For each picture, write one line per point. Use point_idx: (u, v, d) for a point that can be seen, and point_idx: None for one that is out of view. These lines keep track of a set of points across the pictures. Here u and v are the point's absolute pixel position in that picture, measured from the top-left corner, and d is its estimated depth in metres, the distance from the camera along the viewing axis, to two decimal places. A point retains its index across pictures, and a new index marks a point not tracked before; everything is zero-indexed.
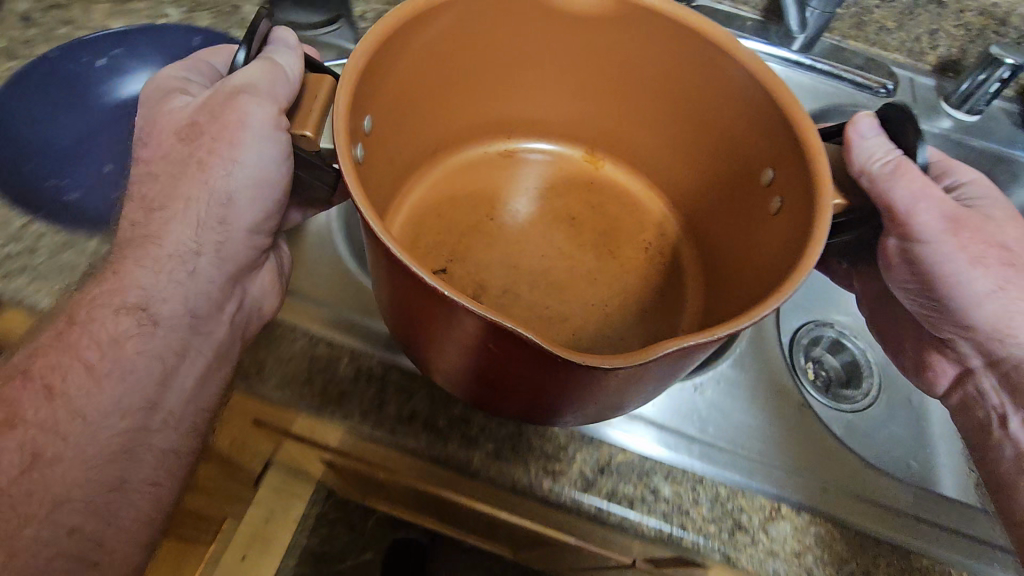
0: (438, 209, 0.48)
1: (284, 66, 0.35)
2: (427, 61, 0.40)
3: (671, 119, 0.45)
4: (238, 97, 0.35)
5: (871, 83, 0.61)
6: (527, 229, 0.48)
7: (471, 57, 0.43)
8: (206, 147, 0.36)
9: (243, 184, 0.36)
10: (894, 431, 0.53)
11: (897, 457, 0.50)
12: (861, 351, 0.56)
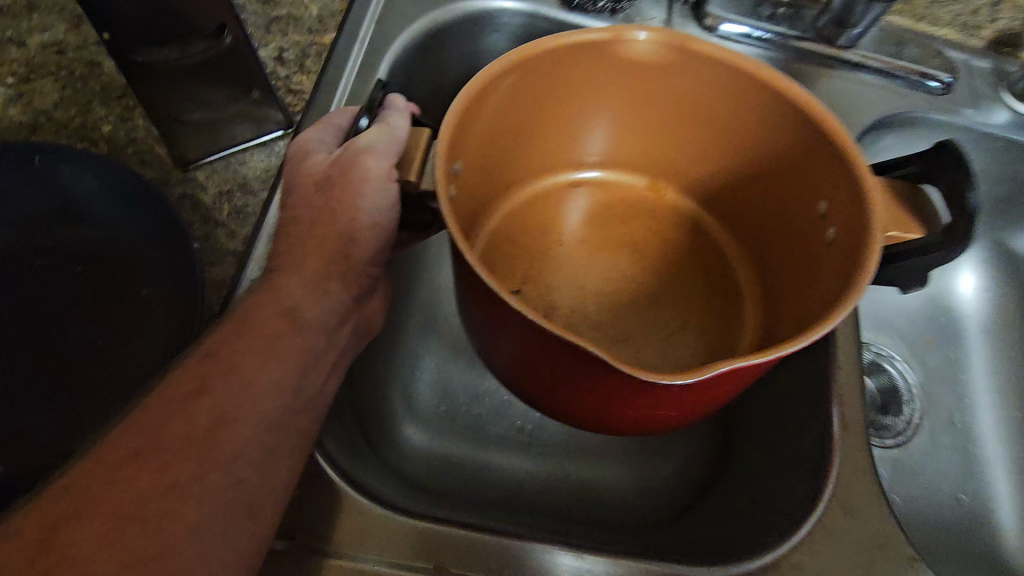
0: (508, 243, 0.49)
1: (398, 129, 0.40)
2: (499, 113, 0.41)
3: (740, 153, 0.45)
4: (355, 149, 0.40)
5: (930, 75, 0.55)
6: (597, 264, 0.49)
7: (538, 101, 0.43)
8: (337, 199, 0.40)
9: (370, 218, 0.40)
10: (943, 458, 0.58)
11: (948, 481, 0.57)
12: (902, 373, 0.61)
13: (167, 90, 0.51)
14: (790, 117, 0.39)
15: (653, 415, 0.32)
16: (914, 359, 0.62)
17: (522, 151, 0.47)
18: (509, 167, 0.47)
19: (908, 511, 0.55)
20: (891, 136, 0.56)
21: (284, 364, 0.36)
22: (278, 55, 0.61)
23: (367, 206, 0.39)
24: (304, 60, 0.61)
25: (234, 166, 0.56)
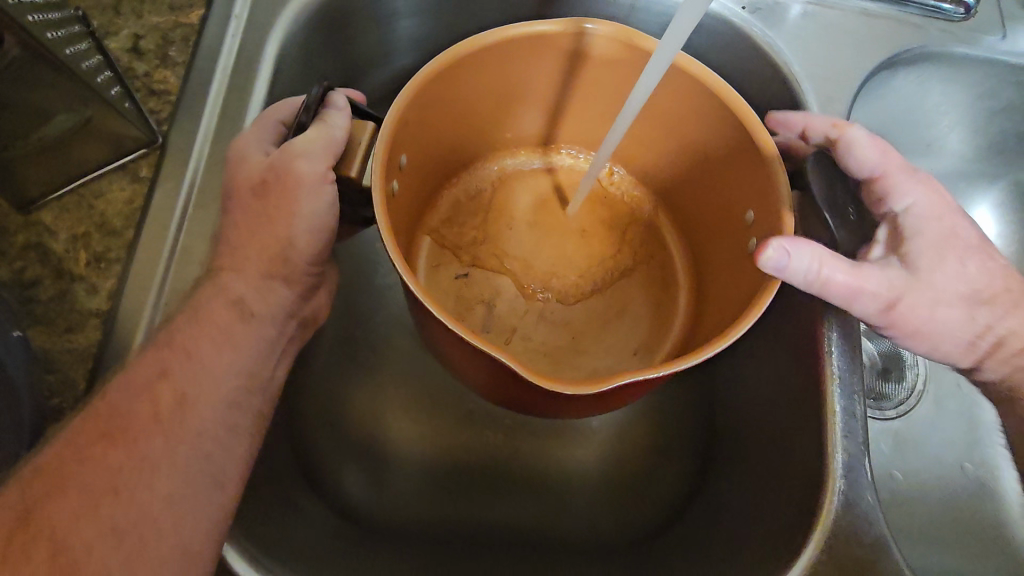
0: (455, 232, 0.51)
1: (338, 128, 0.38)
2: (434, 108, 0.43)
3: (670, 131, 0.47)
4: (284, 154, 0.38)
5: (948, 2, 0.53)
6: (543, 244, 0.51)
7: (470, 92, 0.45)
8: (275, 205, 0.38)
9: (305, 227, 0.39)
10: (945, 423, 0.63)
11: (954, 452, 0.62)
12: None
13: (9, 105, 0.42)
14: (704, 99, 0.43)
15: (605, 405, 0.36)
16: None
17: (461, 140, 0.49)
18: (449, 155, 0.49)
19: (909, 485, 0.59)
20: (904, 73, 0.55)
21: (237, 351, 0.37)
22: (132, 45, 0.54)
23: (298, 218, 0.39)
24: (167, 47, 0.55)
25: (89, 201, 0.49)
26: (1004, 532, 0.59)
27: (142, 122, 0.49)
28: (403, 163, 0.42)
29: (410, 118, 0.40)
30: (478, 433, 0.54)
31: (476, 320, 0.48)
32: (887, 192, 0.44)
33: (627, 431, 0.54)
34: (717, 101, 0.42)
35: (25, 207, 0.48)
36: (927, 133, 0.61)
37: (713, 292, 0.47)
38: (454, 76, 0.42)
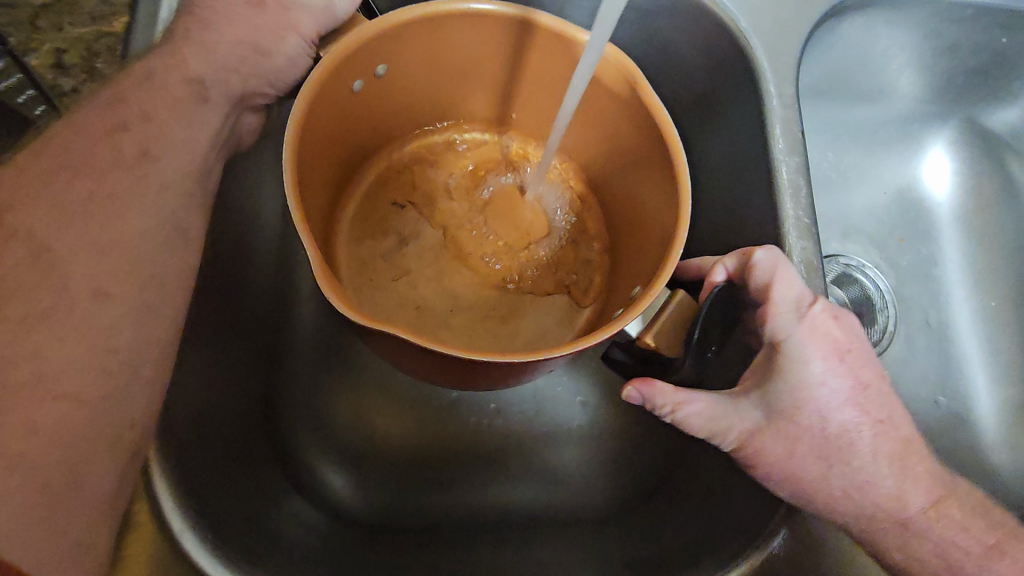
0: (406, 178, 0.57)
1: (349, 1, 0.46)
2: (416, 52, 0.48)
3: (600, 122, 0.51)
4: None
5: None
6: (467, 225, 0.55)
7: (460, 50, 0.50)
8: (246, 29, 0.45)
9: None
10: (917, 362, 0.65)
11: (928, 387, 0.64)
12: (874, 280, 0.66)
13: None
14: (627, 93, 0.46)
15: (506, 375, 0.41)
16: (886, 262, 0.67)
17: (454, 94, 0.54)
18: (429, 104, 0.54)
19: None
20: (850, 19, 0.57)
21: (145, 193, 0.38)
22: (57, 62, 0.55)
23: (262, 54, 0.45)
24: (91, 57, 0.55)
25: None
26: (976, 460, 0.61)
27: (43, 105, 0.55)
28: (379, 72, 0.47)
29: (338, 80, 0.44)
30: (456, 419, 0.55)
31: (383, 246, 0.53)
32: (807, 353, 0.39)
33: (605, 424, 0.56)
34: (641, 105, 0.46)
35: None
36: (880, 78, 0.65)
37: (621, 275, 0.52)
38: (432, 32, 0.47)
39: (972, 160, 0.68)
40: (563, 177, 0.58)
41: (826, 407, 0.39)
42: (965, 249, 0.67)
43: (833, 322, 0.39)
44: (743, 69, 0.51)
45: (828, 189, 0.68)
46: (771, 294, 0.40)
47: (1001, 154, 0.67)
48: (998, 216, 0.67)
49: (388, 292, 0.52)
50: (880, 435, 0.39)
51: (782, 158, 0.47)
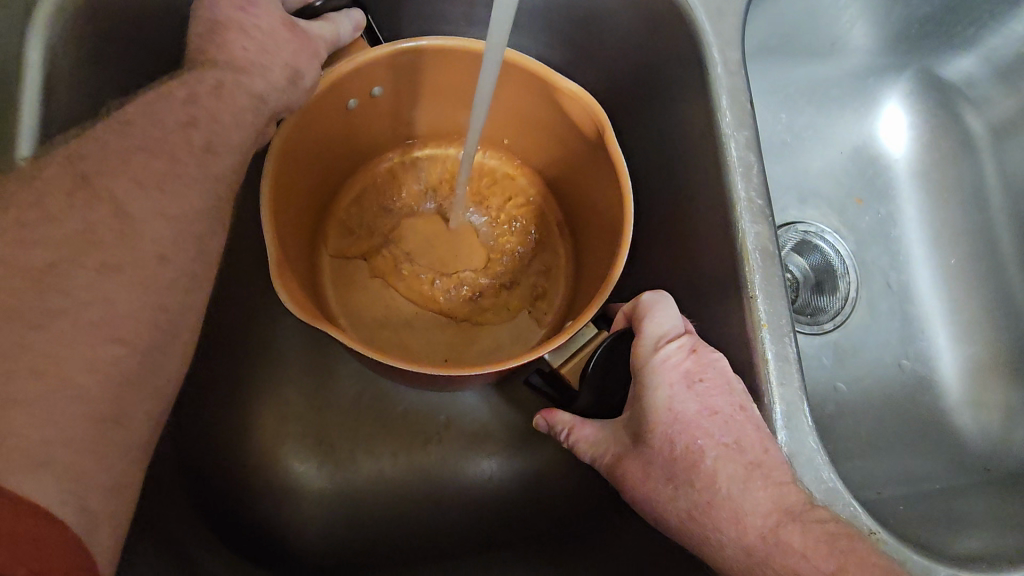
0: (393, 188, 0.65)
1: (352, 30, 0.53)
2: (409, 83, 0.57)
3: (553, 136, 0.60)
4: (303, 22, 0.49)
5: None
6: (443, 235, 0.63)
7: (433, 82, 0.58)
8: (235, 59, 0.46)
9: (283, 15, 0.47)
10: (880, 326, 0.72)
11: (891, 350, 0.71)
12: (835, 245, 0.74)
13: None
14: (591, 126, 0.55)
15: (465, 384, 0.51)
16: (846, 227, 0.74)
17: (448, 115, 0.62)
18: (406, 119, 0.62)
19: (853, 392, 0.69)
20: None
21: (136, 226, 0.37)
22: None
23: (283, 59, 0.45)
24: None
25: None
26: (944, 415, 0.68)
27: None
28: (375, 94, 0.56)
29: (326, 124, 0.54)
30: (423, 435, 0.64)
31: (372, 254, 0.63)
32: (652, 382, 0.44)
33: None
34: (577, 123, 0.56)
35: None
36: (832, 37, 0.69)
37: (589, 278, 0.59)
38: (422, 65, 0.55)
39: (926, 106, 0.74)
40: (532, 183, 0.66)
41: (677, 429, 0.42)
42: (923, 207, 0.74)
43: (684, 355, 0.45)
44: (688, 42, 0.52)
45: (781, 154, 0.74)
46: (640, 328, 0.48)
47: (958, 108, 0.72)
48: (955, 174, 0.73)
49: (368, 295, 0.61)
50: (738, 460, 0.41)
51: (730, 132, 0.49)
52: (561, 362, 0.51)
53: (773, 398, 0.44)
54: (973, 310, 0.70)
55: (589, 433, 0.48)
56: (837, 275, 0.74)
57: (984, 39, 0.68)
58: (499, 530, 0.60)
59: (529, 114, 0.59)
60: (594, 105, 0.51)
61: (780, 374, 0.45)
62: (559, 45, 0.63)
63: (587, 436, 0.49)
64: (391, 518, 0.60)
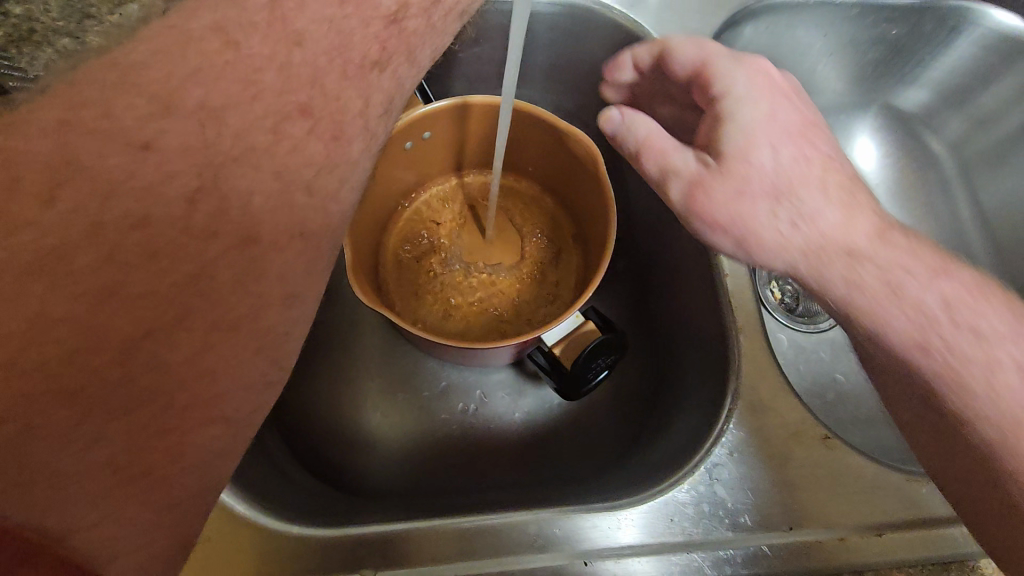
0: (433, 211, 0.77)
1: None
2: (452, 131, 0.70)
3: (558, 161, 0.71)
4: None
5: None
6: (474, 247, 0.75)
7: (466, 126, 0.70)
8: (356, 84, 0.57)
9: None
10: None
11: None
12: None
13: None
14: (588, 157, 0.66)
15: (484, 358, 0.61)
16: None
17: (480, 153, 0.75)
18: (444, 157, 0.74)
19: (850, 383, 0.76)
20: (751, 25, 0.70)
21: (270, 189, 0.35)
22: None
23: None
24: None
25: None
26: None
27: None
28: (425, 136, 0.68)
29: (384, 163, 0.67)
30: (450, 403, 0.69)
31: (409, 263, 0.74)
32: (715, 60, 0.47)
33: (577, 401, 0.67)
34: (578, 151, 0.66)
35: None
36: (804, 75, 0.79)
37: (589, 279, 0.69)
38: (462, 117, 0.68)
39: (890, 135, 0.83)
40: (542, 203, 0.77)
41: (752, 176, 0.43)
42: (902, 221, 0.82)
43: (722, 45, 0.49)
44: None
45: None
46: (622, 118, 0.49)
47: (921, 135, 0.81)
48: (924, 191, 0.81)
49: (422, 298, 0.72)
50: (802, 147, 0.44)
51: None
52: (555, 343, 0.60)
53: (738, 339, 0.52)
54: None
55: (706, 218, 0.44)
56: None
57: (924, 75, 0.77)
58: (524, 479, 0.61)
59: (541, 150, 0.71)
60: (588, 144, 0.64)
61: (742, 334, 0.52)
62: (561, 85, 0.74)
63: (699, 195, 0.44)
64: (422, 469, 0.64)
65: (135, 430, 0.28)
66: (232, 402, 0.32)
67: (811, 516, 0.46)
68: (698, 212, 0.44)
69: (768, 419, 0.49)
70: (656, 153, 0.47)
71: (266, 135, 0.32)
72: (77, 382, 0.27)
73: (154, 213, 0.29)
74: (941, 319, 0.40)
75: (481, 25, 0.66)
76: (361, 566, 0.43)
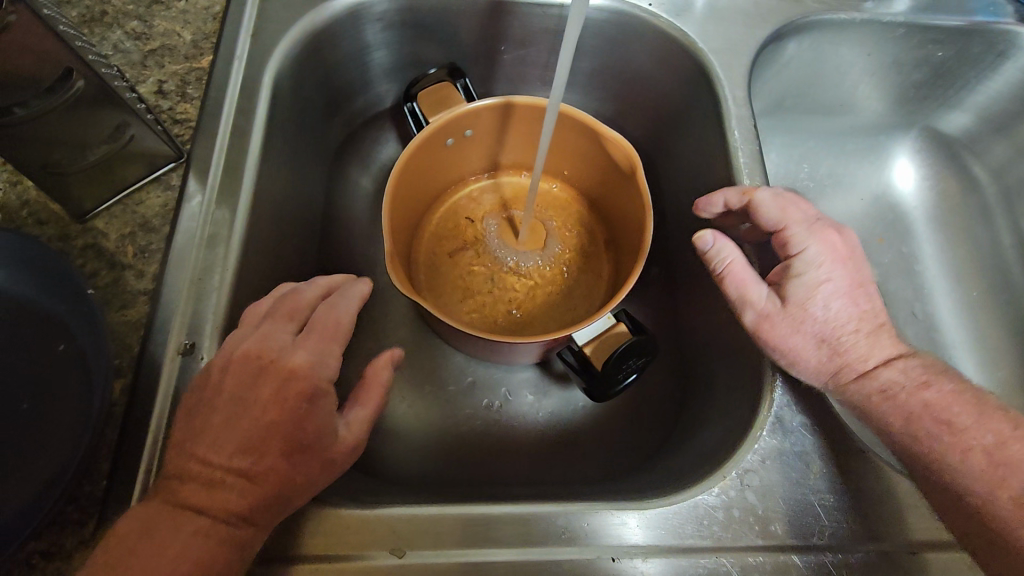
0: (470, 208, 0.78)
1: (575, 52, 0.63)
2: (494, 129, 0.70)
3: (595, 166, 0.72)
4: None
5: None
6: (508, 245, 0.76)
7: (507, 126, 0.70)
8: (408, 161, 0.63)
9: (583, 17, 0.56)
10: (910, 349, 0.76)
11: None
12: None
13: (47, 138, 0.47)
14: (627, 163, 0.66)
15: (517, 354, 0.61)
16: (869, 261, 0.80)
17: (518, 155, 0.76)
18: (483, 155, 0.75)
19: None
20: (795, 42, 0.71)
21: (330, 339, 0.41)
22: (159, 88, 0.59)
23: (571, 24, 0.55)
24: (185, 88, 0.59)
25: (132, 207, 0.54)
26: None
27: (169, 140, 0.55)
28: (468, 134, 0.69)
29: (426, 156, 0.67)
30: (477, 399, 0.68)
31: (443, 258, 0.75)
32: (796, 232, 0.52)
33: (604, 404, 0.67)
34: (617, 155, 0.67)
35: (81, 215, 0.52)
36: (842, 95, 0.79)
37: (621, 283, 0.70)
38: (505, 116, 0.67)
39: (929, 159, 0.82)
40: (577, 206, 0.78)
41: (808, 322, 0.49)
42: (939, 243, 0.81)
43: (801, 205, 0.53)
44: (708, 83, 0.65)
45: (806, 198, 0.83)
46: (708, 243, 0.52)
47: (962, 159, 0.80)
48: (964, 217, 0.81)
49: (454, 292, 0.73)
50: (855, 299, 0.50)
51: (740, 146, 0.60)
52: (587, 343, 0.61)
53: None
54: (994, 337, 0.75)
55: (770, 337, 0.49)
56: None
57: (967, 99, 0.76)
58: (548, 479, 0.61)
59: (579, 153, 0.71)
60: (628, 148, 0.63)
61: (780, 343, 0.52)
62: (602, 92, 0.76)
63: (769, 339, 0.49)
64: (444, 463, 0.63)
65: (262, 492, 0.41)
66: (326, 454, 0.43)
67: (841, 532, 0.46)
68: (761, 340, 0.49)
69: (803, 433, 0.49)
70: (737, 285, 0.50)
71: (308, 379, 0.43)
72: (220, 502, 0.40)
73: (247, 428, 0.42)
74: (930, 419, 0.45)
75: (528, 27, 0.66)
76: (384, 548, 0.44)
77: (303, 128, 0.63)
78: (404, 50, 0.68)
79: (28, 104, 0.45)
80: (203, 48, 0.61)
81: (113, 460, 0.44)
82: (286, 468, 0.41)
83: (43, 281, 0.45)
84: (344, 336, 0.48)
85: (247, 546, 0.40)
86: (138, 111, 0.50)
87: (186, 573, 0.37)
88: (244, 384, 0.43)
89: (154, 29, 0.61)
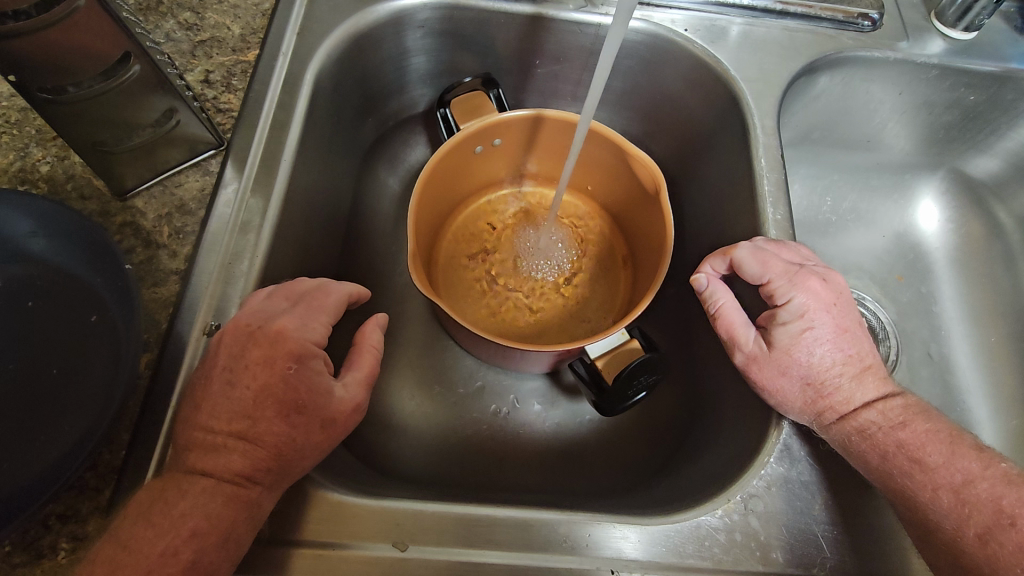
0: (492, 214, 0.79)
1: None
2: (522, 139, 0.71)
3: (619, 183, 0.73)
4: None
5: (854, 19, 0.69)
6: (527, 253, 0.77)
7: (537, 139, 0.71)
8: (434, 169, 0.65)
9: None
10: (920, 388, 0.75)
11: None
12: (876, 312, 0.79)
13: (98, 118, 0.49)
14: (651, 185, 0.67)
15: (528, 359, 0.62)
16: (887, 298, 0.80)
17: (545, 166, 0.77)
18: (511, 163, 0.76)
19: None
20: (827, 76, 0.71)
21: None
22: (205, 78, 0.61)
23: (607, 52, 0.57)
24: (230, 79, 0.61)
25: (170, 189, 0.56)
26: None
27: (212, 128, 0.56)
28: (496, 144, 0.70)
29: (454, 163, 0.68)
30: (484, 403, 0.69)
31: (463, 262, 0.76)
32: (779, 284, 0.51)
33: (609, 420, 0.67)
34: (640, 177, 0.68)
35: (122, 193, 0.54)
36: (871, 130, 0.79)
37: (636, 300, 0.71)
38: (535, 127, 0.68)
39: (954, 201, 0.82)
40: (597, 219, 0.79)
41: (803, 368, 0.48)
42: (959, 286, 0.81)
43: (783, 254, 0.52)
44: (737, 109, 0.66)
45: (827, 230, 0.83)
46: (703, 285, 0.55)
47: (988, 204, 0.80)
48: (987, 261, 0.80)
49: (471, 296, 0.74)
50: (840, 343, 0.49)
51: (765, 173, 0.61)
52: (598, 356, 0.61)
53: None
54: (1012, 385, 0.74)
55: (763, 383, 0.49)
56: (879, 339, 0.78)
57: (998, 143, 0.76)
58: (550, 490, 0.61)
59: (605, 169, 0.72)
60: (654, 169, 0.63)
61: None
62: (631, 111, 0.77)
63: (763, 387, 0.49)
64: (447, 464, 0.64)
65: (264, 453, 0.42)
66: (325, 412, 0.44)
67: (842, 565, 0.46)
68: (749, 380, 0.50)
69: (808, 464, 0.49)
70: (727, 327, 0.52)
71: (295, 340, 0.45)
72: (224, 464, 0.41)
73: (241, 393, 0.43)
74: (933, 456, 0.45)
75: (564, 43, 0.68)
76: (389, 540, 0.45)
77: (339, 125, 0.65)
78: (443, 57, 0.69)
79: (83, 84, 0.47)
80: (250, 42, 0.63)
81: (133, 431, 0.46)
82: (285, 429, 0.42)
83: (82, 252, 0.47)
84: (332, 309, 0.50)
85: (255, 514, 0.41)
86: (186, 97, 0.52)
87: (193, 528, 0.39)
88: (233, 356, 0.44)
89: (205, 21, 0.64)
